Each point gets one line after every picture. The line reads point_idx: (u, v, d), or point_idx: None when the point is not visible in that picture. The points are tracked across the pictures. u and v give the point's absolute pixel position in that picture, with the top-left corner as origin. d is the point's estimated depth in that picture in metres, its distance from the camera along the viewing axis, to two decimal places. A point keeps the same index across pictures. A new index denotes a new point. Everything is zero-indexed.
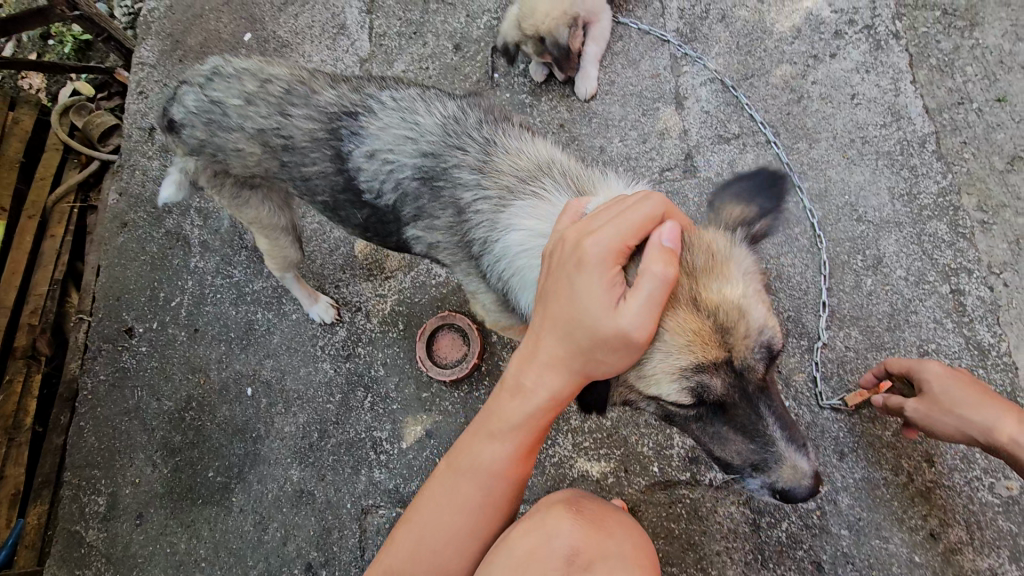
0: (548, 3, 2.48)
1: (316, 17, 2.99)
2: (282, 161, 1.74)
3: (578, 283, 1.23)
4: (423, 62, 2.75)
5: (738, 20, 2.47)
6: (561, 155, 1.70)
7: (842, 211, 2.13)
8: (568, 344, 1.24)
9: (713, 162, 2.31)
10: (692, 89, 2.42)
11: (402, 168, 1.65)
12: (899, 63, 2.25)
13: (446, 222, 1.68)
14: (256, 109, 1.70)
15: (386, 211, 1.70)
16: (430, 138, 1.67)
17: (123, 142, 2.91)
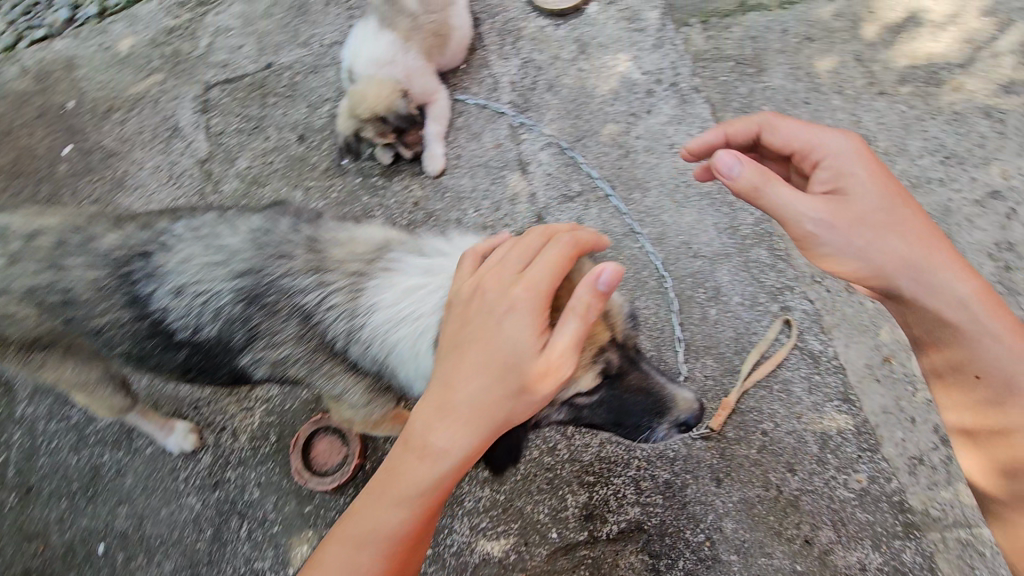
0: (373, 88, 2.44)
1: (145, 121, 2.88)
2: (67, 318, 1.57)
3: (506, 325, 1.23)
4: (266, 157, 2.71)
5: (563, 88, 2.67)
6: (392, 232, 1.68)
7: (680, 250, 2.31)
8: (490, 393, 1.21)
9: (562, 221, 2.43)
10: (533, 154, 2.56)
11: (219, 295, 1.54)
12: (704, 113, 2.53)
13: (289, 334, 1.60)
14: (24, 268, 1.54)
15: (212, 343, 1.58)
16: (242, 256, 1.57)
17: None
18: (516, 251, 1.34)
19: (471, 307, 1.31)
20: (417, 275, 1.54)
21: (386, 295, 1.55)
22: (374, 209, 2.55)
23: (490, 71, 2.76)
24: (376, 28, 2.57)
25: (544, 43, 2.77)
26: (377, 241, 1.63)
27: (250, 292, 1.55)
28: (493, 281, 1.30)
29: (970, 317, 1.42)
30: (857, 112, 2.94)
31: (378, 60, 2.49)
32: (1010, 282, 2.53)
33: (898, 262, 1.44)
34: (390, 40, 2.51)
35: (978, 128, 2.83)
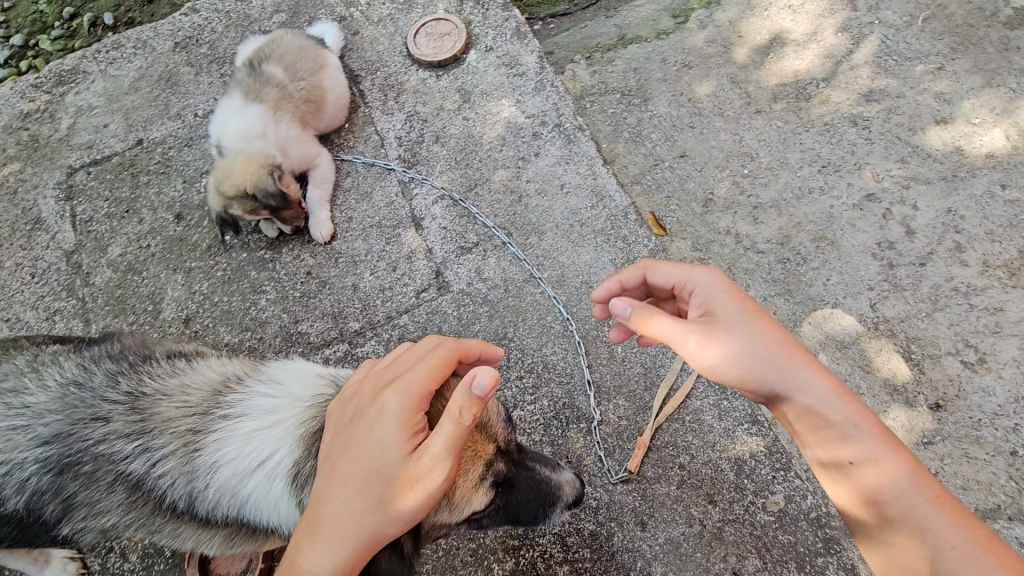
0: (239, 164, 2.42)
1: (2, 215, 2.64)
2: None
3: (377, 433, 1.22)
4: (141, 240, 2.53)
5: (450, 138, 2.66)
6: (234, 367, 1.66)
7: (580, 290, 2.30)
8: (359, 506, 1.18)
9: (462, 274, 2.37)
10: (426, 209, 2.52)
11: (23, 465, 1.48)
12: (589, 151, 2.57)
13: (112, 500, 1.50)
14: None
15: (24, 516, 1.50)
16: (47, 419, 1.52)
17: None
18: (398, 360, 1.36)
19: (351, 419, 1.31)
20: (261, 415, 1.52)
21: (227, 440, 1.49)
22: (264, 284, 2.42)
23: (375, 128, 2.72)
24: (241, 99, 2.53)
25: (427, 95, 2.75)
26: (215, 381, 1.61)
27: (59, 460, 1.48)
28: (371, 392, 1.31)
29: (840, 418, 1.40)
30: (739, 132, 3.07)
31: (243, 135, 2.45)
32: (895, 279, 2.66)
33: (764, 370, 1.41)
34: (256, 111, 2.49)
35: (847, 136, 2.99)
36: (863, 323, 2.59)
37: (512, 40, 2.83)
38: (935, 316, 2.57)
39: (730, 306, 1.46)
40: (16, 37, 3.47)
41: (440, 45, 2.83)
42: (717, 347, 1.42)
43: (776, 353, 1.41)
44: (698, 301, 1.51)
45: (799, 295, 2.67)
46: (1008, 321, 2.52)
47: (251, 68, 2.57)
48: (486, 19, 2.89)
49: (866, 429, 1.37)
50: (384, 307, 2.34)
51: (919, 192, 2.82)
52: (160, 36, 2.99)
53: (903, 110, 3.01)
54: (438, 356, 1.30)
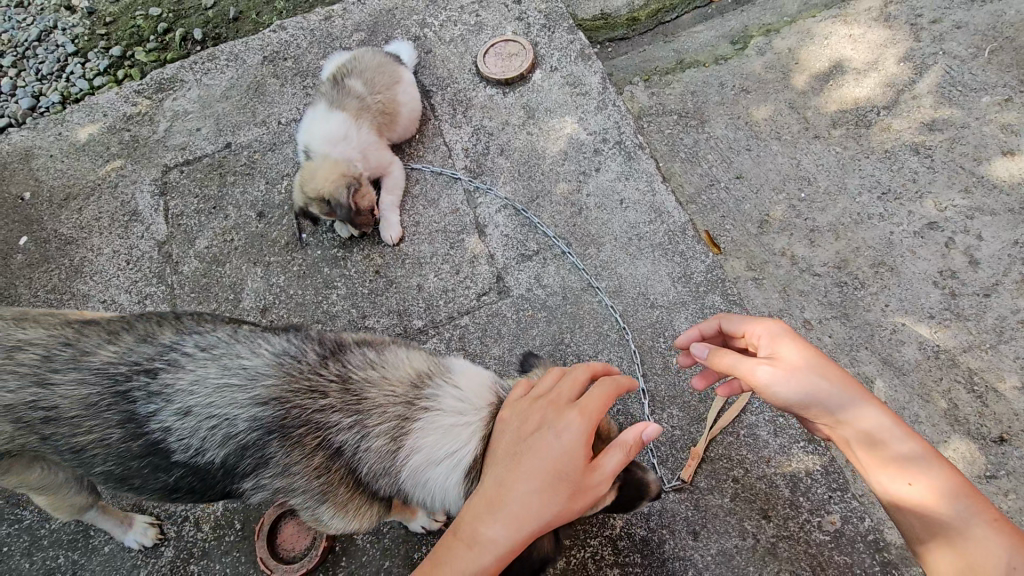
0: (326, 167, 2.60)
1: (103, 207, 2.90)
2: (42, 435, 1.65)
3: (561, 435, 1.32)
4: (226, 235, 2.74)
5: (515, 151, 2.78)
6: (422, 360, 1.79)
7: (637, 302, 2.37)
8: (542, 499, 1.26)
9: (522, 280, 2.47)
10: (489, 217, 2.63)
11: (234, 422, 1.64)
12: (649, 168, 2.65)
13: (302, 465, 1.66)
14: (7, 382, 1.64)
15: (209, 467, 1.65)
16: (261, 385, 1.68)
17: None
18: (568, 380, 1.49)
19: (528, 423, 1.42)
20: (452, 411, 1.66)
21: (421, 429, 1.65)
22: (336, 280, 2.57)
23: (444, 140, 2.87)
24: (327, 107, 2.73)
25: (493, 111, 2.90)
26: (410, 372, 1.75)
27: (268, 424, 1.64)
28: (553, 401, 1.43)
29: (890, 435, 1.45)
30: (796, 156, 3.10)
31: (329, 140, 2.64)
32: (957, 308, 2.62)
33: (825, 399, 1.48)
34: (343, 120, 2.67)
35: (909, 164, 2.99)
36: (924, 351, 2.55)
37: (577, 62, 2.96)
38: (999, 348, 2.52)
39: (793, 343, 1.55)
40: (115, 49, 3.80)
41: (508, 64, 2.98)
42: (783, 377, 1.50)
43: (836, 383, 1.49)
44: (760, 339, 1.61)
45: (855, 319, 2.65)
46: None
47: (335, 81, 2.79)
48: (553, 41, 3.03)
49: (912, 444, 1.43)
50: (446, 307, 2.46)
51: (983, 223, 2.79)
52: (251, 50, 3.25)
53: (968, 140, 2.99)
54: (614, 383, 1.42)
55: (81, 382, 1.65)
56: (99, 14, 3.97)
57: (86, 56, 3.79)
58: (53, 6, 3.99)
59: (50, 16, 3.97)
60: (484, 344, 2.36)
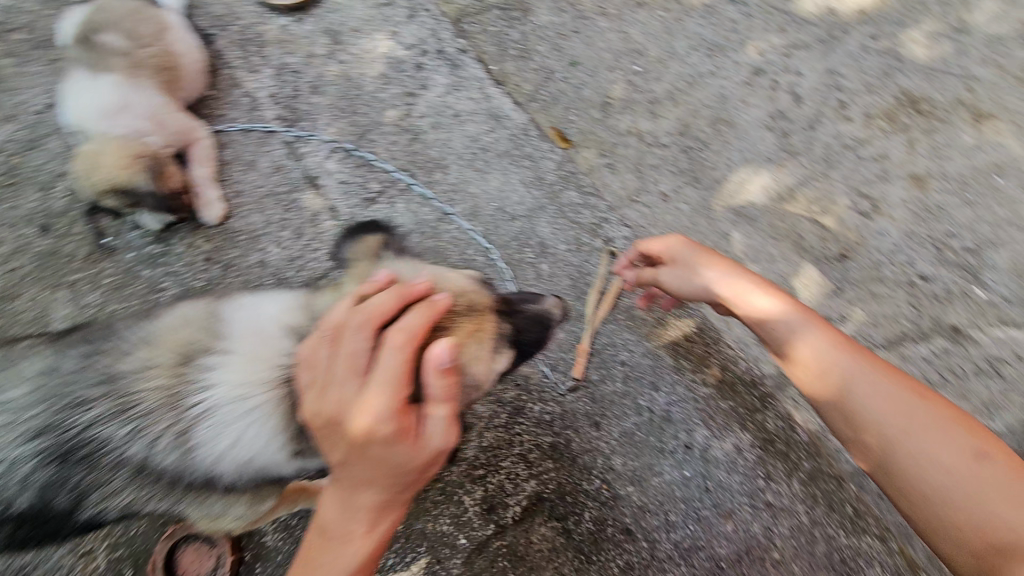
0: (112, 152, 2.15)
1: None
2: None
3: (369, 446, 1.14)
4: (9, 264, 2.28)
5: (328, 85, 2.47)
6: (187, 328, 1.51)
7: (496, 218, 2.27)
8: (390, 487, 1.19)
9: (373, 227, 2.28)
10: (319, 166, 2.37)
11: (23, 464, 1.45)
12: (477, 73, 2.46)
13: (119, 480, 1.49)
14: None
15: (33, 513, 1.48)
16: (32, 415, 1.46)
17: None
18: (348, 345, 1.19)
19: (329, 422, 1.18)
20: (227, 378, 1.44)
21: (205, 411, 1.44)
22: (162, 281, 2.24)
23: (244, 90, 2.49)
24: (87, 76, 2.21)
25: (292, 44, 2.53)
26: (175, 350, 1.48)
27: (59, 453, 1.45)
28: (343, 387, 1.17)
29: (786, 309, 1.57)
30: (624, 28, 3.01)
31: (101, 116, 2.17)
32: (791, 147, 2.77)
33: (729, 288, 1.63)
34: (110, 87, 2.19)
35: (728, 14, 2.99)
36: (769, 195, 2.70)
37: None
38: (830, 175, 2.72)
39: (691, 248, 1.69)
40: None
41: None
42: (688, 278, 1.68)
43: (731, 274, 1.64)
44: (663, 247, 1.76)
45: (706, 181, 2.74)
46: (893, 166, 2.71)
47: (83, 36, 2.21)
48: None
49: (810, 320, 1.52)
50: (298, 276, 2.23)
51: (801, 58, 2.90)
52: None
53: None
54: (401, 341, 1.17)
55: None
56: None
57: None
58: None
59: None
60: None
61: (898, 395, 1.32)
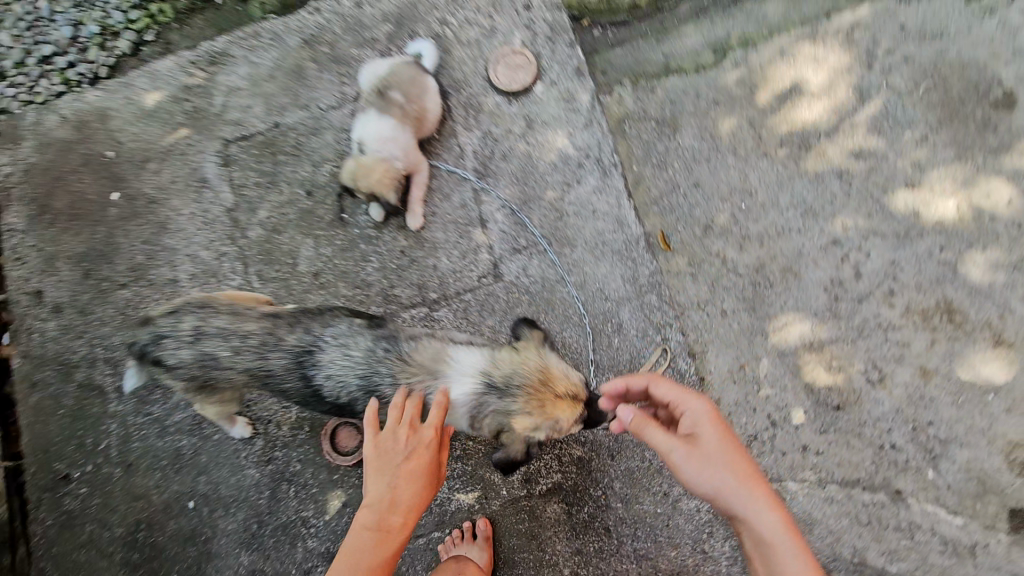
0: (379, 168, 3.15)
1: (176, 173, 3.67)
2: (262, 381, 2.57)
3: (425, 451, 2.46)
4: (282, 209, 3.53)
5: (515, 158, 3.46)
6: (441, 347, 2.71)
7: (596, 295, 3.27)
8: (425, 472, 2.46)
9: (513, 269, 3.31)
10: (491, 214, 3.39)
11: (353, 386, 2.61)
12: (619, 185, 3.37)
13: (388, 409, 2.67)
14: (242, 356, 2.50)
15: (345, 406, 2.67)
16: (361, 364, 2.61)
17: (23, 305, 3.49)
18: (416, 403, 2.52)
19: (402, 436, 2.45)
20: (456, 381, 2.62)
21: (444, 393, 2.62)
22: (370, 254, 3.39)
23: (457, 139, 3.50)
24: (379, 110, 3.20)
25: (499, 117, 3.52)
26: (436, 354, 2.69)
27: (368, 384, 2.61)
28: (411, 422, 2.48)
29: (750, 503, 2.30)
30: (744, 171, 3.66)
31: (376, 138, 3.14)
32: (836, 310, 3.47)
33: (726, 490, 2.30)
34: (384, 119, 3.18)
35: (831, 188, 3.59)
36: (802, 339, 3.44)
37: (573, 78, 3.54)
38: (857, 342, 3.42)
39: (710, 433, 2.38)
40: None
41: (513, 76, 3.53)
42: (696, 463, 2.33)
43: (734, 477, 2.32)
44: (689, 422, 2.44)
45: (761, 311, 3.48)
46: (910, 353, 3.37)
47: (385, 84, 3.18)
48: (555, 56, 3.57)
49: (767, 504, 2.30)
50: (455, 284, 3.33)
51: (874, 244, 3.51)
52: (291, 31, 3.75)
53: (883, 171, 3.57)
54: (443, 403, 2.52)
55: (270, 358, 2.53)
56: None
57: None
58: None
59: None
60: (481, 314, 3.29)
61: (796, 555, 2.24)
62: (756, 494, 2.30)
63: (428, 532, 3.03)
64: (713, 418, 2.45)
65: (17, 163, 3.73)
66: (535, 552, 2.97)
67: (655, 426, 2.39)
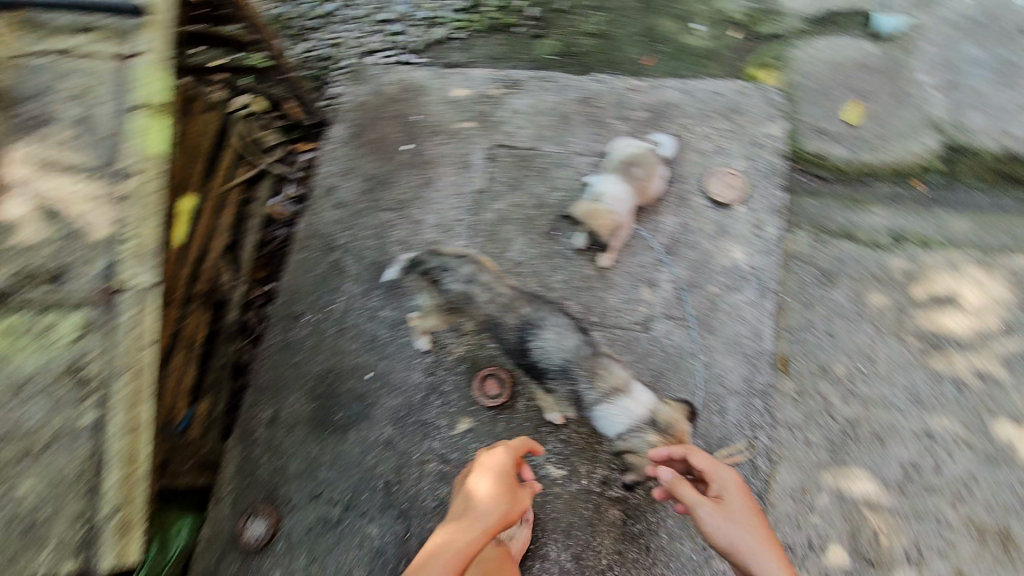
0: (603, 214, 4.15)
1: (452, 149, 4.95)
2: (489, 321, 4.05)
3: (501, 473, 3.38)
4: (514, 208, 4.66)
5: (698, 250, 4.32)
6: (626, 380, 3.75)
7: (714, 379, 4.02)
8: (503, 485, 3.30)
9: (661, 329, 4.15)
10: (662, 283, 4.27)
11: (553, 360, 3.85)
12: (769, 309, 4.17)
13: (561, 388, 3.92)
14: (492, 305, 3.97)
15: (538, 370, 3.92)
16: (566, 351, 3.83)
17: (320, 193, 4.95)
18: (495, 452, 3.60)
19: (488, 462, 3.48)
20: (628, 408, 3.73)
21: (615, 408, 3.74)
22: (560, 268, 4.39)
23: (660, 216, 4.42)
24: (620, 178, 4.24)
25: (700, 216, 4.39)
26: (620, 381, 3.75)
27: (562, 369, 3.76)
28: (493, 457, 3.52)
29: (753, 550, 2.91)
30: (876, 342, 4.26)
31: (612, 194, 4.18)
32: (907, 489, 3.91)
33: (732, 534, 2.97)
34: (622, 180, 4.21)
35: (945, 390, 4.11)
36: (868, 497, 3.90)
37: (769, 212, 4.37)
38: (914, 524, 3.84)
39: (729, 497, 3.16)
40: (462, 34, 6.52)
41: (724, 191, 4.41)
42: (713, 512, 3.06)
43: (745, 528, 3.00)
44: (716, 487, 3.25)
45: (840, 457, 3.99)
46: (958, 556, 3.76)
47: (635, 163, 4.27)
48: (763, 188, 4.43)
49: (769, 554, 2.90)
50: (612, 318, 4.20)
51: (963, 453, 3.96)
52: (575, 89, 4.98)
53: (996, 399, 4.08)
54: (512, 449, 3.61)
55: (507, 313, 3.96)
56: (469, 17, 6.57)
57: (458, 36, 6.53)
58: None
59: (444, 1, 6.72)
60: (620, 350, 4.11)
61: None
62: (767, 550, 2.91)
63: None
64: (737, 490, 3.21)
65: (355, 100, 5.26)
66: (585, 536, 3.77)
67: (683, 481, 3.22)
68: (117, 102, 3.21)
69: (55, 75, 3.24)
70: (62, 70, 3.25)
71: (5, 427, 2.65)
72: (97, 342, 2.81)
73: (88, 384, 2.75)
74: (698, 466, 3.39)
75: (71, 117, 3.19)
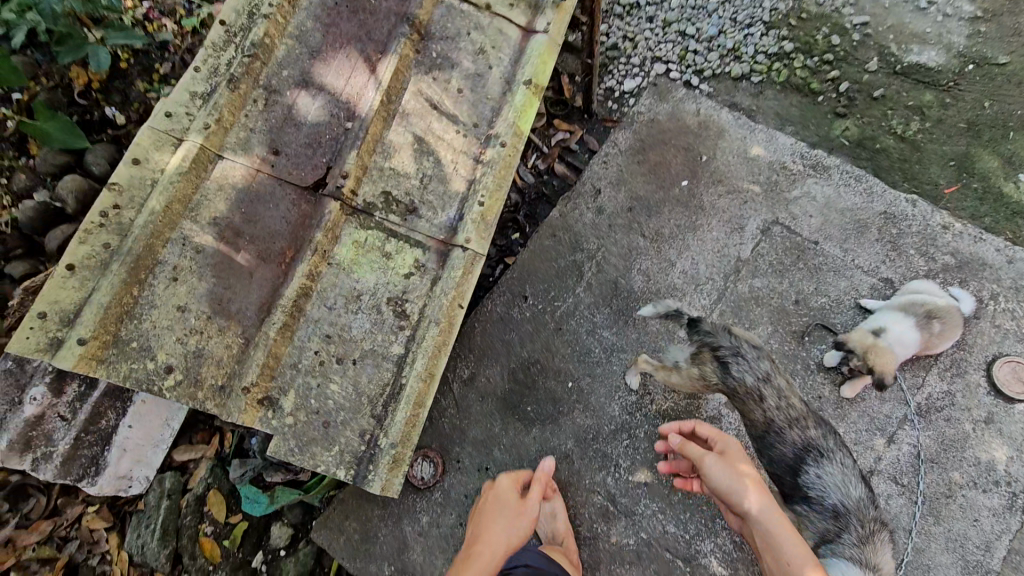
0: (885, 355, 3.89)
1: (729, 204, 4.79)
2: (766, 428, 3.32)
3: (513, 499, 3.56)
4: (772, 294, 4.50)
5: (956, 428, 4.06)
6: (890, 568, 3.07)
7: (920, 565, 3.83)
8: (517, 508, 3.47)
9: (883, 487, 3.99)
10: (902, 442, 4.07)
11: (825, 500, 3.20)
12: (1011, 526, 3.87)
13: (818, 526, 3.21)
14: (783, 409, 3.29)
15: (794, 494, 3.30)
16: (842, 493, 3.18)
17: (583, 192, 5.02)
18: (496, 483, 3.78)
19: (498, 491, 3.66)
20: None
21: None
22: (797, 375, 4.29)
23: (927, 373, 4.18)
24: (912, 322, 3.94)
25: (972, 395, 4.10)
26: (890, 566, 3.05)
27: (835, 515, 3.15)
28: (496, 487, 3.72)
29: (754, 497, 2.85)
30: None
31: (900, 338, 3.93)
32: None
33: (737, 484, 2.92)
34: (916, 328, 3.94)
35: None
36: None
37: None
38: None
39: (732, 454, 3.14)
40: (757, 78, 6.20)
41: (1012, 382, 4.06)
42: (715, 464, 3.05)
43: (745, 479, 2.93)
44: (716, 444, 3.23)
45: None
46: None
47: (933, 314, 3.94)
48: None
49: (770, 504, 2.83)
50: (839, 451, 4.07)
51: None
52: (884, 199, 4.61)
53: None
54: (513, 475, 3.81)
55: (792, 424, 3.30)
56: (774, 65, 6.22)
57: (753, 79, 6.21)
58: (761, 31, 6.30)
59: (752, 37, 6.31)
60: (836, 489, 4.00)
61: (797, 544, 2.70)
62: (764, 497, 2.85)
63: (676, 554, 4.07)
64: (737, 448, 3.21)
65: (651, 114, 5.20)
66: None
67: (692, 446, 3.20)
68: (510, 70, 3.44)
69: (464, 26, 3.43)
70: (472, 22, 3.45)
71: (334, 327, 2.96)
72: (424, 284, 3.11)
73: (407, 317, 3.05)
74: (704, 435, 3.40)
75: (466, 69, 3.39)
